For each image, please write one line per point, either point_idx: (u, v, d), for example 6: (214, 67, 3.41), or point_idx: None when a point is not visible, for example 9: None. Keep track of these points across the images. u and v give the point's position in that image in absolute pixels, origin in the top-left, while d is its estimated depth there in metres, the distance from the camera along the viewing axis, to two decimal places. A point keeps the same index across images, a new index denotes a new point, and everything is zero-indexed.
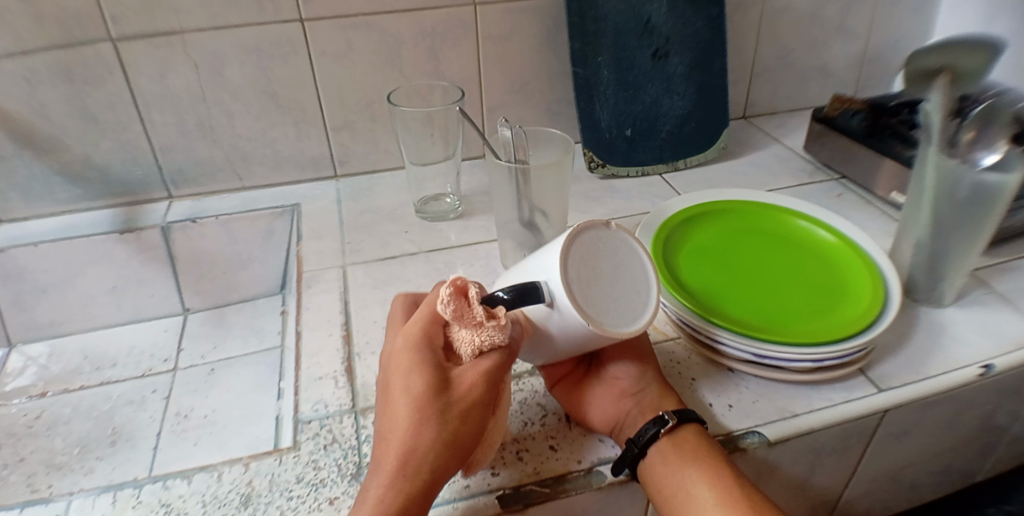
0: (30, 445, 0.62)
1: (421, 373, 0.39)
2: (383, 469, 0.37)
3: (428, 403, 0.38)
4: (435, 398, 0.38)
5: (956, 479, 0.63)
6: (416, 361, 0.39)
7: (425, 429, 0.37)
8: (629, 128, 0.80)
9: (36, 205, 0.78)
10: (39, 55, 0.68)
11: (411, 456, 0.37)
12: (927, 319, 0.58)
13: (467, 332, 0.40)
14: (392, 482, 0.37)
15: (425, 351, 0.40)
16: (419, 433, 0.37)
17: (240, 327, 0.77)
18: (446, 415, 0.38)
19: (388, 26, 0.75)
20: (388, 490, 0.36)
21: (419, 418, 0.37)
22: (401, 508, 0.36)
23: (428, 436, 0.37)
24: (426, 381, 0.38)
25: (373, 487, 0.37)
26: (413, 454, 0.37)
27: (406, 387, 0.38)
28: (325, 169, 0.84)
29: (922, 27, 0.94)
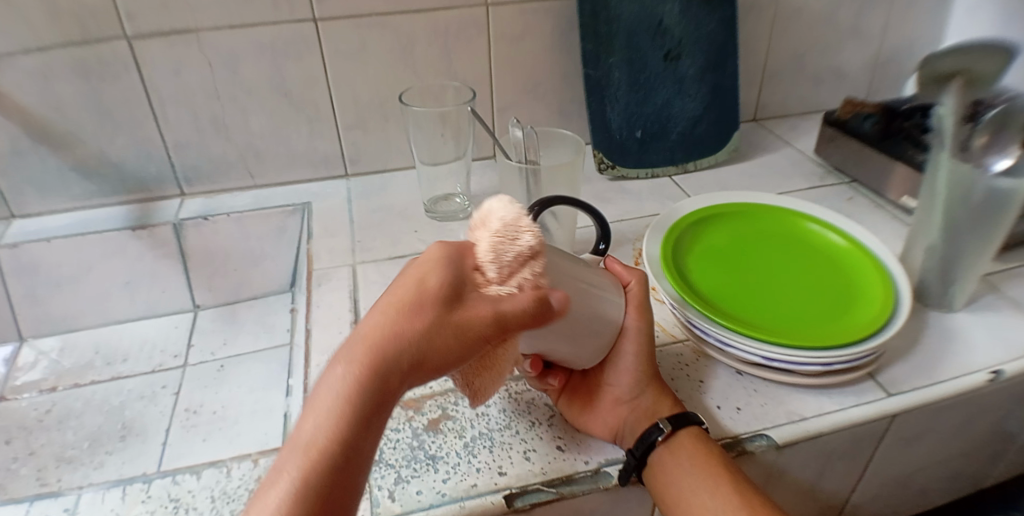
0: (40, 438, 0.63)
1: (429, 294, 0.33)
2: (353, 371, 0.32)
3: (426, 321, 0.32)
4: (437, 321, 0.32)
5: (965, 484, 0.63)
6: (431, 278, 0.33)
7: (413, 345, 0.32)
8: (640, 130, 0.79)
9: (50, 200, 0.78)
10: (55, 50, 0.69)
11: (390, 369, 0.32)
12: (937, 324, 0.58)
13: (502, 289, 0.34)
14: (367, 377, 0.32)
15: (443, 270, 0.33)
16: (401, 350, 0.32)
17: (251, 324, 0.77)
18: (438, 342, 0.32)
19: (400, 26, 0.75)
20: (367, 383, 0.32)
21: (405, 335, 0.32)
22: (367, 404, 0.32)
23: (412, 355, 0.32)
24: (433, 302, 0.32)
25: (335, 386, 0.32)
26: (390, 368, 0.32)
27: (410, 297, 0.33)
28: (337, 168, 0.85)
29: (936, 31, 0.94)
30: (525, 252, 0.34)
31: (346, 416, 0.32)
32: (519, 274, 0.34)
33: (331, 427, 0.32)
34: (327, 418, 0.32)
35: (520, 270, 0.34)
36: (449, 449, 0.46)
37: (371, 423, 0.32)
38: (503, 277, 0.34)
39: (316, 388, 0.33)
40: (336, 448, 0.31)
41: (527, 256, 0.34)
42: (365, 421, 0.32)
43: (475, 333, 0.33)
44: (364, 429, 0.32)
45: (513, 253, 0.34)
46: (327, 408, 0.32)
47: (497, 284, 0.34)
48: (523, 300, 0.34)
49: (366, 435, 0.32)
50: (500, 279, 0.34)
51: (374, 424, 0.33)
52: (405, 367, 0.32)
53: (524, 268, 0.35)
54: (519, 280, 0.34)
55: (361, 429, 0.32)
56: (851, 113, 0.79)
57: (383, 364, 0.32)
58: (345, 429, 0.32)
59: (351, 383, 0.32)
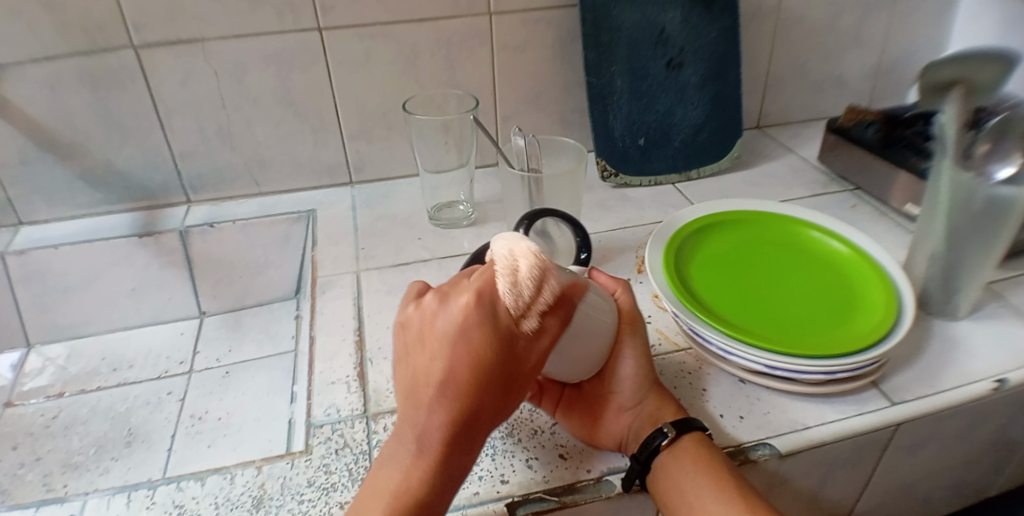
0: (46, 444, 0.63)
1: (481, 348, 0.37)
2: (430, 437, 0.38)
3: (483, 373, 0.37)
4: (494, 371, 0.38)
5: (970, 494, 0.62)
6: (474, 339, 0.37)
7: (479, 408, 0.38)
8: (642, 138, 0.80)
9: (59, 208, 0.79)
10: (65, 60, 0.69)
11: (463, 426, 0.38)
12: (940, 332, 0.58)
13: (534, 321, 0.38)
14: (444, 439, 0.38)
15: (481, 326, 0.37)
16: (469, 406, 0.38)
17: (256, 331, 0.78)
18: (499, 382, 0.38)
19: (405, 35, 0.76)
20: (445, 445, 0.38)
21: (474, 401, 0.38)
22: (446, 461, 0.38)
23: (479, 408, 0.38)
24: (485, 355, 0.37)
25: (416, 455, 0.38)
26: (461, 425, 0.38)
27: (465, 364, 0.37)
28: (341, 176, 0.85)
29: (939, 38, 0.94)
30: (544, 277, 0.37)
31: (430, 477, 0.38)
32: (543, 298, 0.38)
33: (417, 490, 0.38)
34: (417, 481, 0.38)
35: (543, 295, 0.38)
36: None
37: (450, 479, 0.39)
38: (532, 309, 0.38)
39: (395, 454, 0.39)
40: (431, 501, 0.38)
41: (546, 278, 0.37)
42: (446, 477, 0.38)
43: (530, 364, 0.39)
44: (443, 484, 0.38)
45: (534, 284, 0.37)
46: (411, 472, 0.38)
47: (533, 318, 0.38)
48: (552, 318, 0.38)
49: (447, 486, 0.39)
50: (530, 310, 0.38)
51: (451, 481, 0.39)
52: (476, 416, 0.38)
53: (543, 287, 0.37)
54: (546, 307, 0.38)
55: (443, 485, 0.38)
56: (854, 121, 0.79)
57: (456, 422, 0.38)
58: (429, 491, 0.38)
59: (430, 448, 0.38)
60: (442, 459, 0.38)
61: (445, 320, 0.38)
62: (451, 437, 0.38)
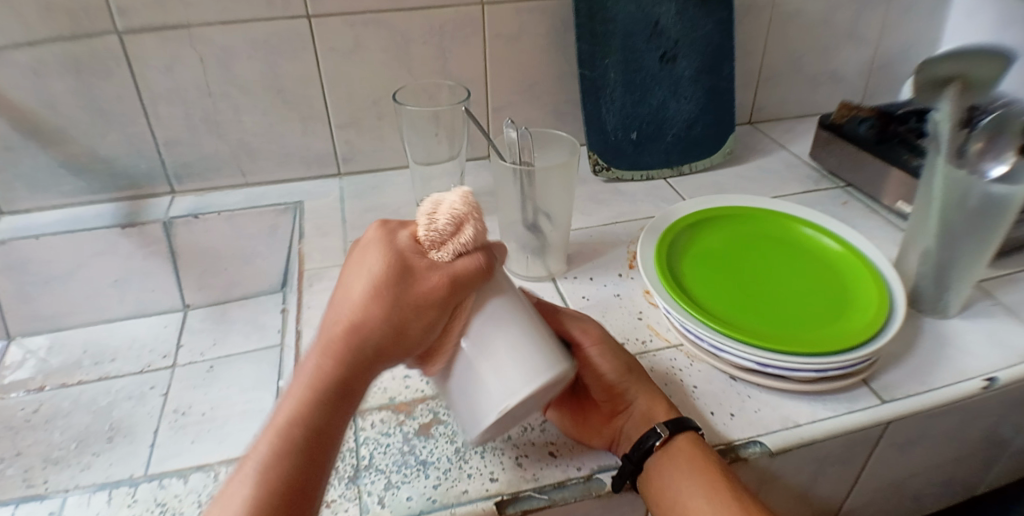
0: (27, 438, 0.62)
1: (386, 269, 0.38)
2: (323, 351, 0.37)
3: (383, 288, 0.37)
4: (395, 288, 0.38)
5: (957, 490, 0.63)
6: (380, 257, 0.39)
7: (370, 323, 0.37)
8: (635, 131, 0.79)
9: (40, 197, 0.77)
10: (45, 45, 0.67)
11: (353, 340, 0.37)
12: (931, 330, 0.58)
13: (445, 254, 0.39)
14: (331, 352, 0.37)
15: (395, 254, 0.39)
16: (362, 321, 0.37)
17: (242, 323, 0.76)
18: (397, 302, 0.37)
19: (396, 23, 0.74)
20: (328, 358, 0.37)
21: (364, 313, 0.37)
22: (327, 378, 0.36)
23: (374, 325, 0.37)
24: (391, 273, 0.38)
25: (308, 371, 0.37)
26: (358, 339, 0.37)
27: (358, 277, 0.38)
28: (330, 166, 0.84)
29: (933, 35, 0.94)
30: (461, 214, 0.39)
31: (319, 394, 0.36)
32: (459, 238, 0.39)
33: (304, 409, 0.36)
34: (299, 398, 0.36)
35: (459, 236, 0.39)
36: (440, 454, 0.46)
37: (343, 403, 0.37)
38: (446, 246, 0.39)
39: (293, 376, 0.38)
40: (308, 420, 0.36)
41: (463, 215, 0.39)
42: (332, 399, 0.36)
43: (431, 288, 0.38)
44: (336, 407, 0.37)
45: (450, 218, 0.39)
46: (300, 391, 0.36)
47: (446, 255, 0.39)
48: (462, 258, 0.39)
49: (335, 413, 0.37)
50: (443, 246, 0.39)
51: (336, 403, 0.37)
52: (370, 333, 0.37)
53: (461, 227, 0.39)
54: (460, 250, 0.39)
55: (325, 407, 0.36)
56: (847, 118, 0.79)
57: (352, 336, 0.37)
58: (315, 410, 0.36)
59: (319, 362, 0.37)
60: (325, 373, 0.36)
61: (368, 249, 0.40)
62: (345, 351, 0.37)
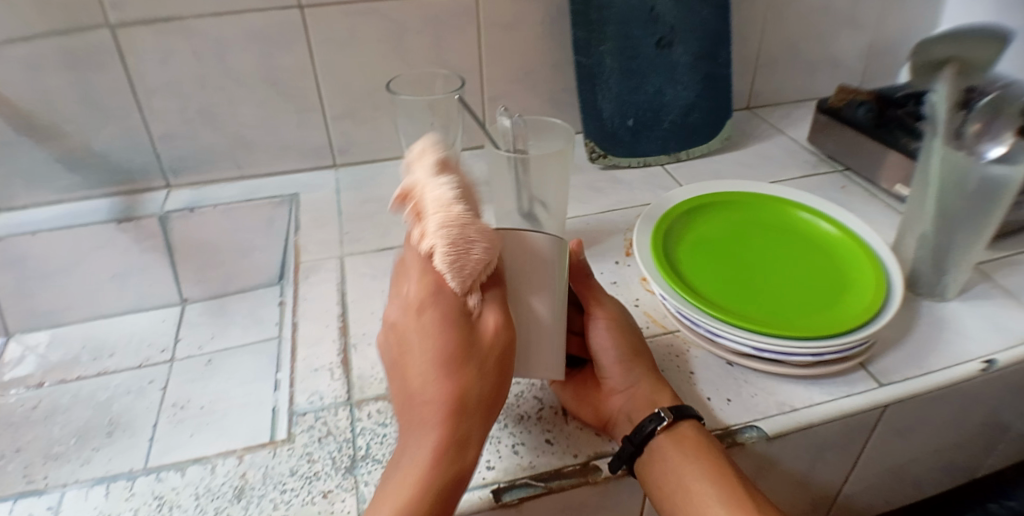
0: (27, 433, 0.62)
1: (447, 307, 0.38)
2: (429, 418, 0.36)
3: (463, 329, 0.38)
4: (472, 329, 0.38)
5: (957, 474, 0.63)
6: (441, 323, 0.38)
7: (466, 395, 0.37)
8: (631, 118, 0.78)
9: (36, 193, 0.77)
10: (37, 40, 0.67)
11: (456, 417, 0.36)
12: (929, 313, 0.57)
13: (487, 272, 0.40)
14: (440, 440, 0.36)
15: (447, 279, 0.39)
16: (461, 394, 0.37)
17: (240, 317, 0.76)
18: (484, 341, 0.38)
19: (389, 13, 0.74)
20: (437, 444, 0.36)
21: (461, 387, 0.37)
22: (443, 465, 0.36)
23: (469, 395, 0.37)
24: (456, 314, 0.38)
25: (419, 462, 0.35)
26: (458, 414, 0.36)
27: (433, 349, 0.37)
28: (325, 158, 0.83)
29: (932, 17, 0.93)
30: (466, 220, 0.38)
31: (437, 481, 0.35)
32: (478, 257, 0.38)
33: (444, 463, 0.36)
34: (419, 490, 0.35)
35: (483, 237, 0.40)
36: None
37: (457, 487, 0.36)
38: (473, 266, 0.38)
39: (397, 471, 0.36)
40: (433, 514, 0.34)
41: (476, 237, 0.38)
42: (451, 485, 0.36)
43: (504, 348, 0.39)
44: (454, 487, 0.36)
45: (465, 228, 0.38)
46: (429, 445, 0.36)
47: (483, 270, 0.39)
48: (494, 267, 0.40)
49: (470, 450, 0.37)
50: (469, 270, 0.38)
51: (455, 484, 0.36)
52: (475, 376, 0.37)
53: (479, 248, 0.38)
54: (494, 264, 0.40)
55: (444, 492, 0.35)
56: (845, 101, 0.78)
57: (454, 412, 0.36)
58: (447, 465, 0.36)
59: (430, 452, 0.36)
60: (440, 459, 0.36)
61: (420, 308, 0.38)
62: (450, 434, 0.36)
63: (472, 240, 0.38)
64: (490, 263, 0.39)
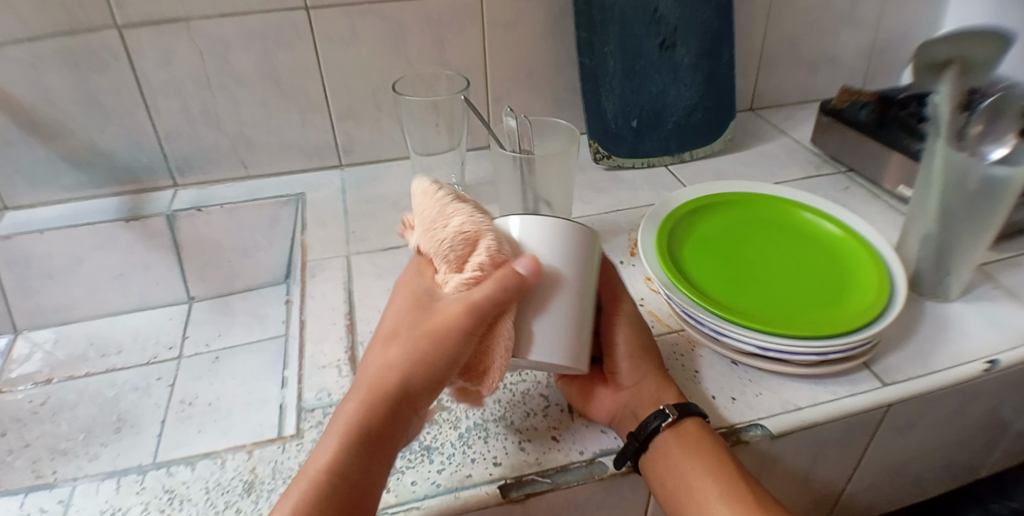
0: (35, 430, 0.63)
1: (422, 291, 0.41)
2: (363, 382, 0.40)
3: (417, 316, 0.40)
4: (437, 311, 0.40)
5: (960, 473, 0.63)
6: (402, 300, 0.42)
7: (397, 360, 0.39)
8: (635, 119, 0.79)
9: (43, 192, 0.78)
10: (45, 40, 0.68)
11: (381, 381, 0.39)
12: (933, 313, 0.58)
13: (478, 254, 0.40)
14: (362, 400, 0.39)
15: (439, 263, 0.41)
16: (391, 360, 0.39)
17: (245, 315, 0.77)
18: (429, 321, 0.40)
19: (393, 14, 0.74)
20: (358, 404, 0.39)
21: (392, 354, 0.40)
22: (360, 423, 0.38)
23: (400, 361, 0.39)
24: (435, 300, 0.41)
25: (341, 418, 0.39)
26: (385, 378, 0.39)
27: (386, 324, 0.42)
28: (330, 158, 0.84)
29: (933, 19, 0.94)
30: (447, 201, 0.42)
31: (351, 438, 0.37)
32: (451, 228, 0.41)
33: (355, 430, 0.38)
34: (335, 444, 0.38)
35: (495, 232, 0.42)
36: (444, 440, 0.46)
37: (373, 445, 0.38)
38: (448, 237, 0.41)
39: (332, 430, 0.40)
40: (338, 467, 0.37)
41: (449, 210, 0.41)
42: (365, 444, 0.38)
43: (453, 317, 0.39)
44: (367, 444, 0.38)
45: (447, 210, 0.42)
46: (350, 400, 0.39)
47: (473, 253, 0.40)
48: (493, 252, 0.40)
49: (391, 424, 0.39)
50: (446, 242, 0.41)
51: (370, 443, 0.38)
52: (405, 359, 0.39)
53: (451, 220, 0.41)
54: (480, 244, 0.40)
55: (357, 447, 0.37)
56: (848, 102, 0.79)
57: (380, 376, 0.39)
58: (361, 422, 0.38)
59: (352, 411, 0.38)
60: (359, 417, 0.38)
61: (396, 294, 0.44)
62: (373, 397, 0.39)
63: (443, 214, 0.41)
64: (474, 239, 0.40)
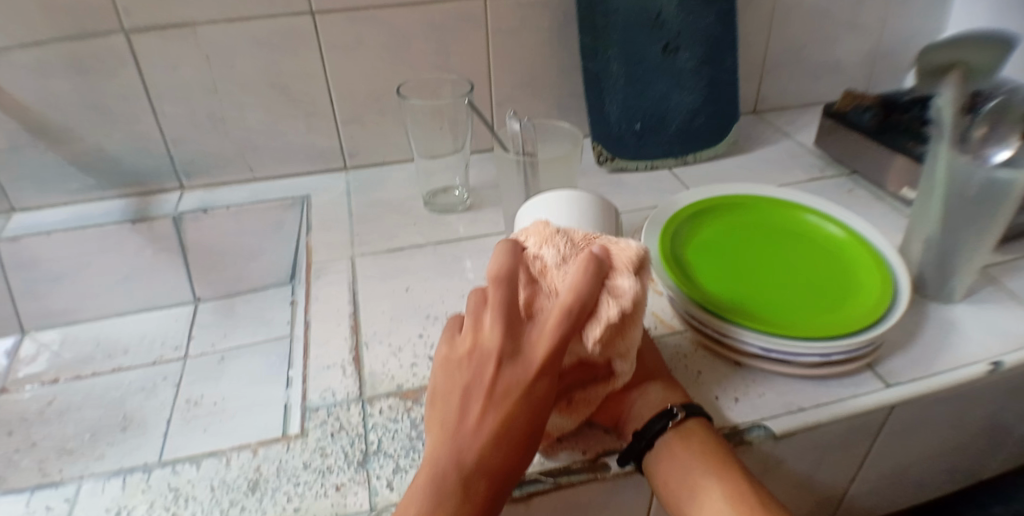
0: (42, 429, 0.63)
1: (571, 319, 0.38)
2: (488, 429, 0.38)
3: (545, 351, 0.38)
4: (562, 327, 0.38)
5: (964, 476, 0.63)
6: (500, 332, 0.39)
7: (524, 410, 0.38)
8: (638, 123, 0.79)
9: (50, 194, 0.78)
10: (54, 45, 0.69)
11: (510, 433, 0.38)
12: (938, 316, 0.58)
13: (610, 302, 0.39)
14: (501, 444, 0.38)
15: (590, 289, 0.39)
16: (518, 409, 0.38)
17: (250, 317, 0.77)
18: (555, 357, 0.38)
19: (398, 19, 0.75)
20: (488, 451, 0.38)
21: (519, 406, 0.38)
22: (496, 468, 0.38)
23: (529, 404, 0.38)
24: (579, 316, 0.38)
25: (479, 468, 0.38)
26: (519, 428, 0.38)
27: (492, 366, 0.38)
28: (335, 161, 0.84)
29: (936, 24, 0.94)
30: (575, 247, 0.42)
31: (490, 480, 0.38)
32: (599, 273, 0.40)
33: (498, 469, 0.38)
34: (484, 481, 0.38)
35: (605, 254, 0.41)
36: None
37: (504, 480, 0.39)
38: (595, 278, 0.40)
39: (449, 478, 0.37)
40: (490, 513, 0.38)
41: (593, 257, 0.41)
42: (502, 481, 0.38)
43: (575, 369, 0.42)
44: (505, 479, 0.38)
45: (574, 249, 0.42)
46: (483, 444, 0.38)
47: (605, 294, 0.39)
48: (620, 271, 0.40)
49: (520, 468, 0.39)
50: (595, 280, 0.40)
51: (504, 477, 0.39)
52: (540, 405, 0.39)
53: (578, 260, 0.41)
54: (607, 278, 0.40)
55: (502, 482, 0.38)
56: (851, 106, 0.79)
57: (506, 432, 0.38)
58: (494, 459, 0.38)
59: (488, 455, 0.38)
60: (490, 461, 0.38)
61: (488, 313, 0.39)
62: (505, 446, 0.38)
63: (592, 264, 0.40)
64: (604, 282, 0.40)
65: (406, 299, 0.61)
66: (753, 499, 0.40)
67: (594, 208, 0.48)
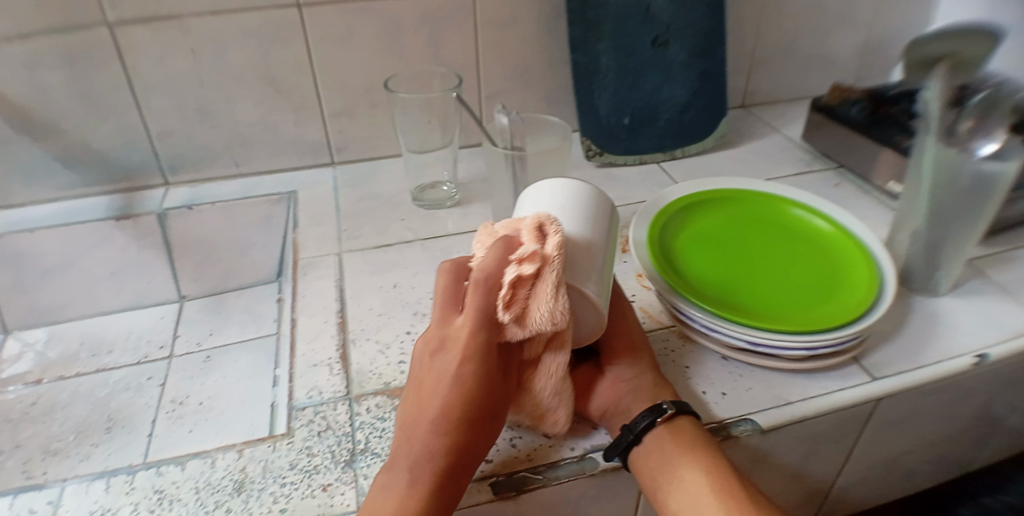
0: (28, 429, 0.63)
1: (483, 294, 0.40)
2: (424, 411, 0.39)
3: (468, 328, 0.39)
4: (477, 304, 0.39)
5: (950, 467, 0.64)
6: (438, 321, 0.42)
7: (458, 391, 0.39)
8: (628, 116, 0.79)
9: (35, 190, 0.77)
10: (37, 39, 0.67)
11: (445, 413, 0.39)
12: (923, 308, 0.58)
13: (513, 269, 0.40)
14: (439, 424, 0.39)
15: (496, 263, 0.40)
16: (449, 389, 0.39)
17: (238, 314, 0.77)
18: (478, 334, 0.39)
19: (388, 12, 0.74)
20: (425, 431, 0.39)
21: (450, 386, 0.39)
22: (435, 449, 0.38)
23: (462, 385, 0.39)
24: (484, 287, 0.40)
25: (417, 447, 0.38)
26: (454, 408, 0.39)
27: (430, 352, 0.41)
28: (323, 155, 0.84)
29: (926, 17, 0.94)
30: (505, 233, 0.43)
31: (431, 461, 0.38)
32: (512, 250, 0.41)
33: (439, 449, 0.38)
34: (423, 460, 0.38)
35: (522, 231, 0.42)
36: None
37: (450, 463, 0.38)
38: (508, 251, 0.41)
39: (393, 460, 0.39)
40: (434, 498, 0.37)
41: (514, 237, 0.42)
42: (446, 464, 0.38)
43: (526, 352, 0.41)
44: (450, 462, 0.38)
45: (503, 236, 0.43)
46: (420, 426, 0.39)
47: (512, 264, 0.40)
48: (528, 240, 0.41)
49: (469, 452, 0.39)
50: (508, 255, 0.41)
51: (448, 459, 0.38)
52: (476, 384, 0.39)
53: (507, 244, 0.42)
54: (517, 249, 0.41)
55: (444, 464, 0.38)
56: (840, 99, 0.79)
57: (442, 411, 0.39)
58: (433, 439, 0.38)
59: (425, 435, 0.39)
60: (429, 441, 0.38)
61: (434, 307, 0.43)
62: (443, 426, 0.39)
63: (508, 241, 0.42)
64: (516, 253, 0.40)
65: (395, 296, 0.60)
66: (736, 496, 0.41)
67: (585, 199, 0.45)
